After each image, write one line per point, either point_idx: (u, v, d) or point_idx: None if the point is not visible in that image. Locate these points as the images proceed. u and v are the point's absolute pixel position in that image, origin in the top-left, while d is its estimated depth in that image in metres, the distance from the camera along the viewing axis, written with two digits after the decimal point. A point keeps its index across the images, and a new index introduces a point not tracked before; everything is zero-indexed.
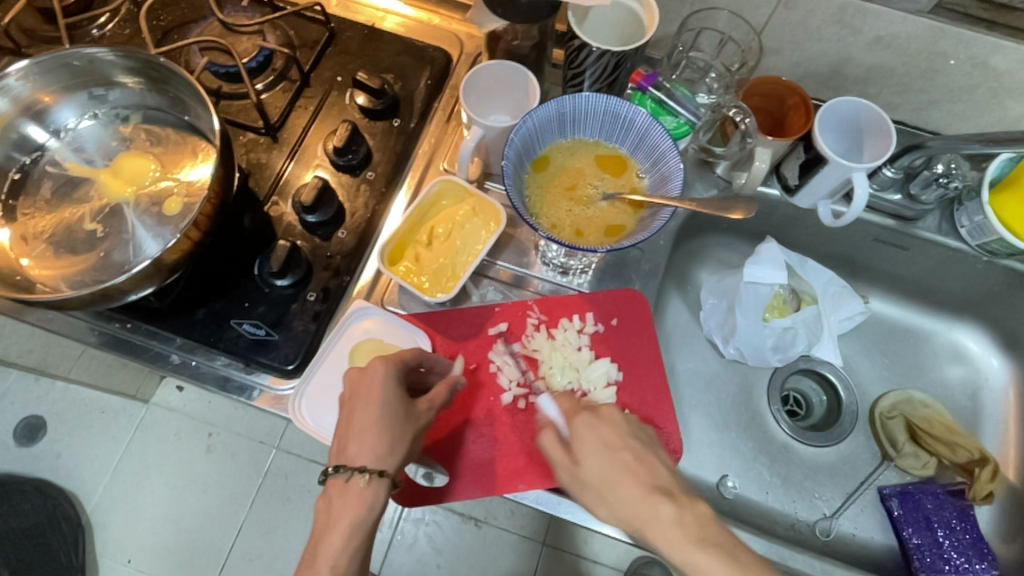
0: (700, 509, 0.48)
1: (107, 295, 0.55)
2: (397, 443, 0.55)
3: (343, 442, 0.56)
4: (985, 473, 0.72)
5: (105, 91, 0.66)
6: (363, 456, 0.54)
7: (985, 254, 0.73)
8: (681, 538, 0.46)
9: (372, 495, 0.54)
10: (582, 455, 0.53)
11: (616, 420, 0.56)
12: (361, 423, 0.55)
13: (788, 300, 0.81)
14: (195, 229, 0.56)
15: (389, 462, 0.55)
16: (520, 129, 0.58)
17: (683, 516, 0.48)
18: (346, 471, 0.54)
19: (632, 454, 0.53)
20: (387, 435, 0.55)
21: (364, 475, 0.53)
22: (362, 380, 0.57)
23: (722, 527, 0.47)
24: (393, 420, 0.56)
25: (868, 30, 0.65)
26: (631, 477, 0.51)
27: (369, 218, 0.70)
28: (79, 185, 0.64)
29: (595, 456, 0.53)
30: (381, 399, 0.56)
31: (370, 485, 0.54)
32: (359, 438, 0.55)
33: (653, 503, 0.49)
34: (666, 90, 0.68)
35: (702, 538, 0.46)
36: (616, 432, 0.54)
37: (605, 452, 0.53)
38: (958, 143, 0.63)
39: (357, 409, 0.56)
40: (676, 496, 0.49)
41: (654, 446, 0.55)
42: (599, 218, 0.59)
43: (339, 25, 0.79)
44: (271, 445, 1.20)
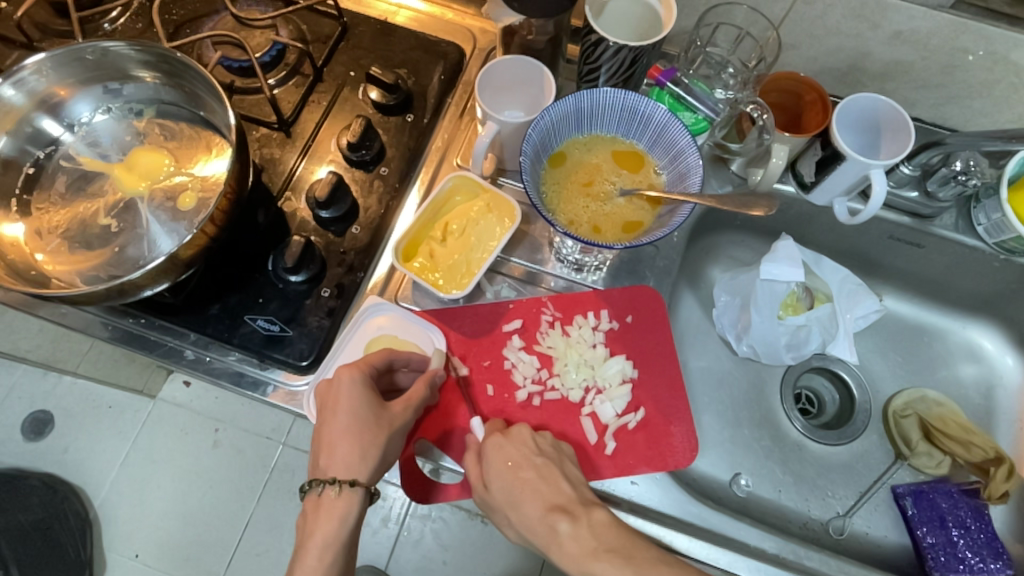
0: (598, 519, 0.53)
1: (124, 290, 0.54)
2: (367, 450, 0.56)
3: (316, 455, 0.57)
4: (999, 473, 0.71)
5: (119, 85, 0.66)
6: (332, 467, 0.56)
7: (1002, 252, 0.72)
8: (580, 552, 0.51)
9: (348, 506, 0.55)
10: (491, 478, 0.57)
11: (528, 440, 0.59)
12: (331, 433, 0.56)
13: (801, 297, 0.79)
14: (211, 224, 0.56)
15: (360, 471, 0.56)
16: (538, 124, 0.57)
17: (579, 531, 0.52)
18: (315, 484, 0.56)
19: (535, 471, 0.56)
20: (354, 445, 0.56)
21: (333, 487, 0.55)
22: (326, 391, 0.58)
23: (618, 533, 0.52)
24: (358, 428, 0.56)
25: (888, 25, 0.64)
26: (536, 491, 0.55)
27: (383, 213, 0.69)
28: (94, 180, 0.64)
29: (500, 480, 0.57)
30: (346, 409, 0.56)
31: (339, 497, 0.55)
32: (326, 451, 0.56)
33: (552, 520, 0.54)
34: (684, 86, 0.68)
35: (598, 549, 0.50)
36: (523, 452, 0.58)
37: (504, 471, 0.57)
38: (978, 140, 0.62)
39: (323, 420, 0.57)
40: (573, 511, 0.54)
41: (564, 462, 0.59)
42: (617, 214, 0.59)
43: (351, 19, 0.79)
44: (278, 440, 1.15)
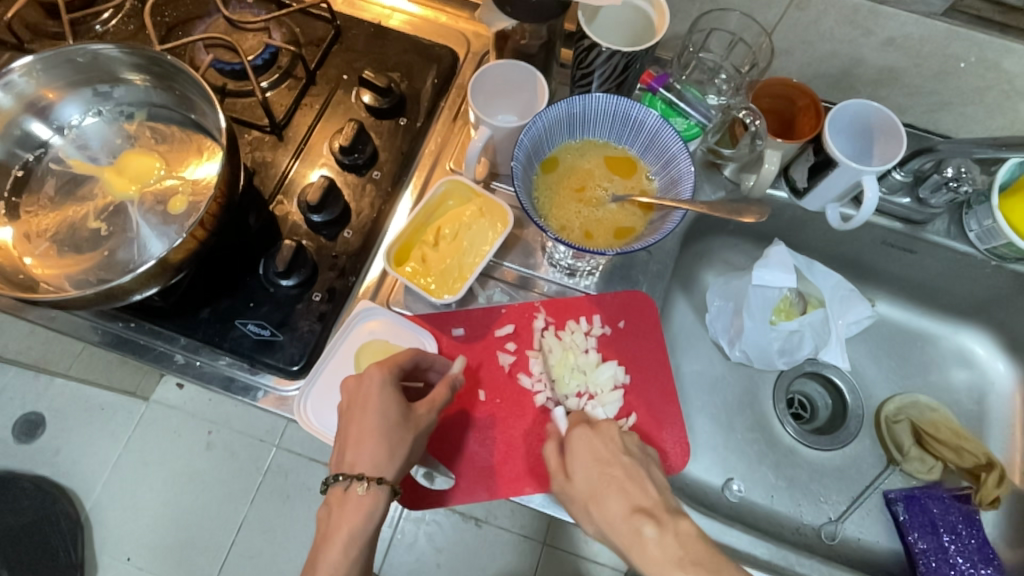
0: (685, 528, 0.53)
1: (113, 295, 0.54)
2: (394, 449, 0.56)
3: (343, 451, 0.57)
4: (992, 479, 0.72)
5: (109, 88, 0.65)
6: (361, 464, 0.56)
7: (994, 258, 0.72)
8: (665, 560, 0.51)
9: (372, 502, 0.56)
10: (574, 470, 0.57)
11: (613, 436, 0.59)
12: (359, 431, 0.56)
13: (794, 303, 0.80)
14: (200, 229, 0.56)
15: (387, 470, 0.56)
16: (530, 130, 0.57)
17: (665, 538, 0.52)
18: (345, 480, 0.56)
19: (621, 470, 0.56)
20: (384, 444, 0.56)
21: (361, 484, 0.55)
22: (358, 388, 0.58)
23: (705, 547, 0.51)
24: (388, 426, 0.56)
25: (880, 31, 0.64)
26: (620, 491, 0.56)
27: (375, 217, 0.69)
28: (84, 183, 0.63)
29: (584, 472, 0.56)
30: (376, 408, 0.56)
31: (370, 492, 0.56)
32: (356, 448, 0.56)
33: (638, 524, 0.54)
34: (677, 92, 0.68)
35: (684, 558, 0.51)
36: (609, 448, 0.58)
37: (593, 464, 0.57)
38: (970, 147, 0.62)
39: (352, 418, 0.57)
40: (658, 516, 0.54)
41: (648, 464, 0.59)
42: (609, 220, 0.59)
43: (344, 22, 0.79)
44: (273, 442, 1.21)
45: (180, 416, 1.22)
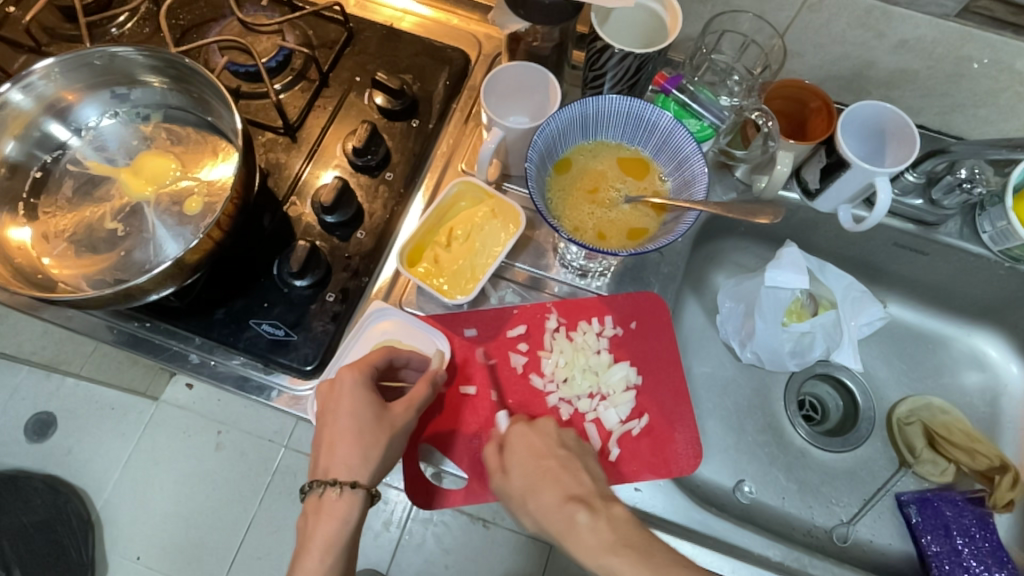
0: (617, 513, 0.53)
1: (130, 294, 0.55)
2: (370, 449, 0.56)
3: (318, 455, 0.58)
4: (1005, 481, 0.71)
5: (126, 90, 0.66)
6: (334, 467, 0.56)
7: (1007, 259, 0.72)
8: (596, 544, 0.50)
9: (348, 506, 0.56)
10: (511, 467, 0.57)
11: (551, 433, 0.60)
12: (334, 434, 0.57)
13: (806, 304, 0.80)
14: (217, 230, 0.56)
15: (360, 472, 0.56)
16: (543, 131, 0.57)
17: (598, 522, 0.52)
18: (317, 484, 0.56)
19: (557, 462, 0.57)
20: (358, 444, 0.56)
21: (335, 487, 0.56)
22: (328, 389, 0.58)
23: (635, 528, 0.51)
24: (362, 428, 0.57)
25: (893, 33, 0.64)
26: (557, 484, 0.55)
27: (388, 218, 0.70)
28: (100, 184, 0.64)
29: (519, 468, 0.57)
30: (348, 410, 0.57)
31: (342, 497, 0.56)
32: (329, 449, 0.57)
33: (571, 511, 0.53)
34: (690, 94, 0.68)
35: (616, 542, 0.50)
36: (546, 442, 0.58)
37: (531, 465, 0.57)
38: (982, 149, 0.62)
39: (328, 419, 0.58)
40: (593, 503, 0.53)
41: (585, 456, 0.59)
42: (622, 221, 0.59)
43: (357, 25, 0.79)
44: (281, 442, 1.14)
45: (190, 418, 1.17)
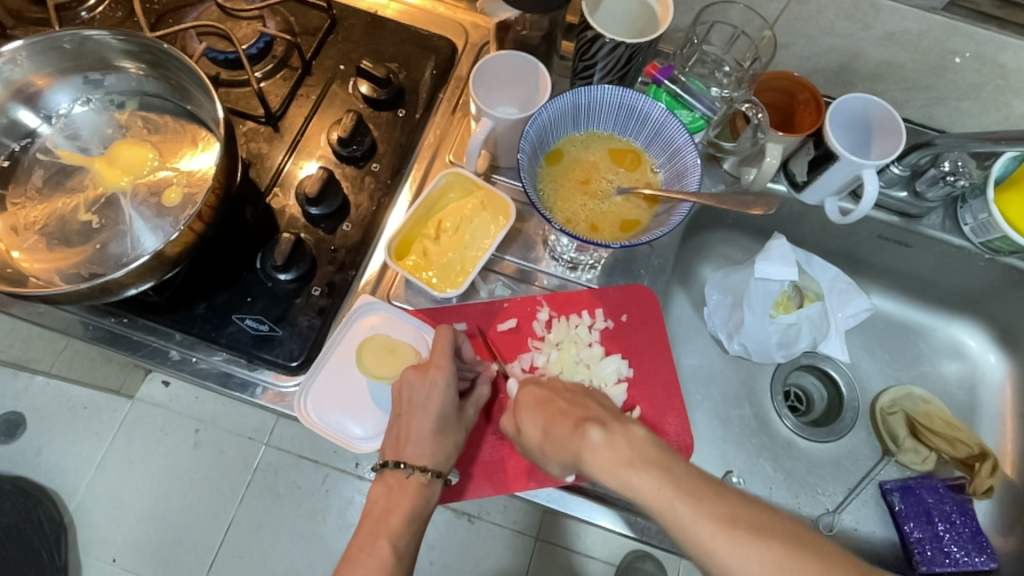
0: (635, 432, 0.51)
1: (107, 288, 0.53)
2: (453, 448, 0.60)
3: (399, 443, 0.59)
4: (985, 467, 0.74)
5: (100, 76, 0.63)
6: (425, 457, 0.58)
7: (987, 251, 0.73)
8: (614, 461, 0.49)
9: (426, 492, 0.60)
10: (522, 421, 0.57)
11: (557, 386, 0.61)
12: (419, 431, 0.58)
13: (792, 296, 0.80)
14: (199, 221, 0.54)
15: (445, 465, 0.60)
16: (535, 121, 0.56)
17: (613, 439, 0.51)
18: (408, 469, 0.59)
19: (565, 403, 0.58)
20: (443, 442, 0.59)
21: (424, 475, 0.59)
22: (421, 384, 0.59)
23: (654, 446, 0.50)
24: (446, 427, 0.59)
25: (880, 26, 0.64)
26: (568, 417, 0.55)
27: (374, 210, 0.68)
28: (73, 174, 0.61)
29: (529, 416, 0.57)
30: (442, 411, 0.58)
31: (426, 485, 0.59)
32: (416, 441, 0.58)
33: (584, 431, 0.52)
34: (681, 84, 0.69)
35: (631, 458, 0.49)
36: (552, 390, 0.59)
37: (540, 411, 0.57)
38: (966, 141, 0.63)
39: (413, 415, 0.58)
40: (607, 423, 0.53)
41: (593, 395, 0.60)
42: (615, 213, 0.58)
43: (341, 12, 0.77)
44: (261, 441, 1.20)
45: (168, 415, 1.21)
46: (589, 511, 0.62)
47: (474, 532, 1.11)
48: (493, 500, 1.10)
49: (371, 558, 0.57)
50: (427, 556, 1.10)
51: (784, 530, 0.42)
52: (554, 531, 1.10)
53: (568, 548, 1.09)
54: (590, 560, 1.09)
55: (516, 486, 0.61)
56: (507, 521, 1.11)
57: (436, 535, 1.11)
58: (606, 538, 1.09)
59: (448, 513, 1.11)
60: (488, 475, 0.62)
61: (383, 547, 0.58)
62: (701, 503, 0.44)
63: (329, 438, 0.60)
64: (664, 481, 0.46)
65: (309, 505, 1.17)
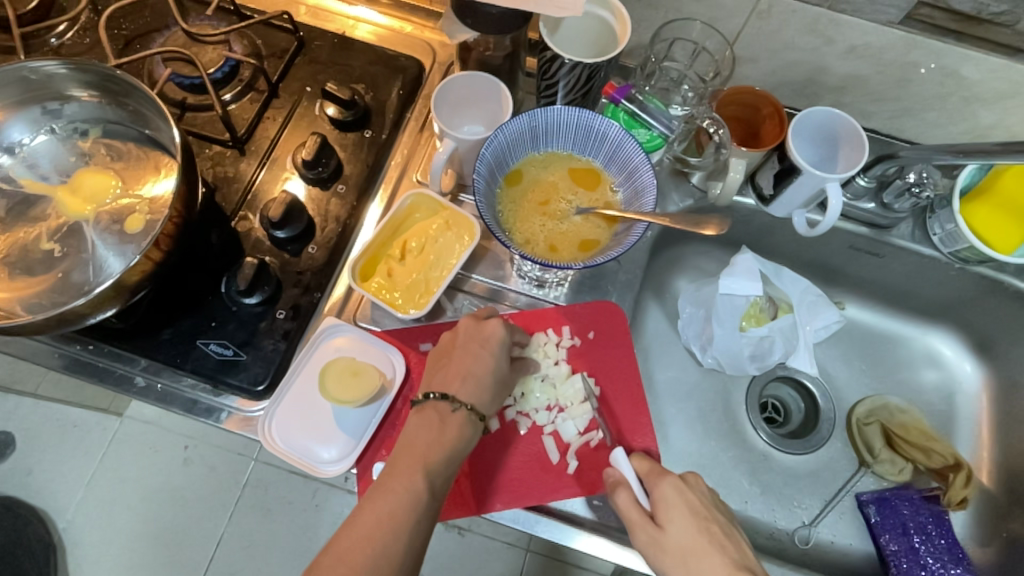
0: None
1: (64, 319, 0.53)
2: (496, 396, 0.61)
3: (448, 378, 0.59)
4: (959, 478, 0.74)
5: (59, 105, 0.63)
6: (472, 394, 0.59)
7: (957, 261, 0.73)
8: None
9: (467, 430, 0.58)
10: (670, 516, 0.56)
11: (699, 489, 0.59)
12: (470, 368, 0.59)
13: (765, 308, 0.80)
14: (156, 249, 0.55)
15: (488, 411, 0.60)
16: (491, 144, 0.57)
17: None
18: (454, 403, 0.58)
19: (718, 529, 0.56)
20: (493, 384, 0.60)
21: (470, 413, 0.58)
22: (481, 328, 0.61)
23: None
24: (497, 377, 0.61)
25: (842, 40, 0.64)
26: (715, 552, 0.55)
27: (341, 232, 0.68)
28: (36, 203, 0.62)
29: (682, 523, 0.55)
30: (496, 356, 0.60)
31: (469, 422, 0.58)
32: (466, 376, 0.59)
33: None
34: (639, 103, 0.67)
35: None
36: (704, 502, 0.58)
37: (694, 522, 0.55)
38: (930, 154, 0.63)
39: (467, 354, 0.60)
40: None
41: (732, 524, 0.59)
42: (573, 233, 0.59)
43: (308, 33, 0.77)
44: (250, 456, 1.21)
45: (157, 432, 1.23)
46: (556, 533, 0.62)
47: (465, 544, 1.15)
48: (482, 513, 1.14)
49: (405, 490, 0.53)
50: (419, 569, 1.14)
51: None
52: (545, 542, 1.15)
53: (559, 558, 1.14)
54: (581, 568, 1.14)
55: (482, 504, 0.61)
56: (498, 533, 1.15)
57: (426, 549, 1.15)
58: None
59: (439, 527, 1.15)
60: (457, 497, 0.62)
61: (420, 483, 0.53)
62: None
63: (293, 463, 0.60)
64: None
65: (301, 520, 1.19)
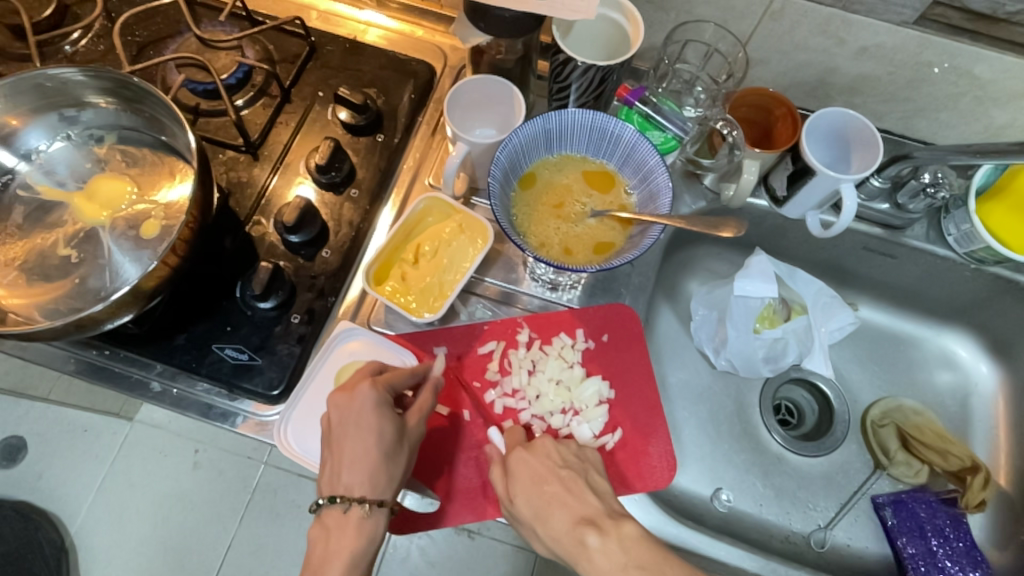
0: (629, 533, 0.53)
1: (82, 325, 0.53)
2: (391, 465, 0.57)
3: (335, 472, 0.57)
4: (976, 482, 0.73)
5: (76, 112, 0.64)
6: (361, 484, 0.56)
7: (972, 261, 0.73)
8: (611, 568, 0.51)
9: (369, 524, 0.57)
10: (516, 492, 0.57)
11: (551, 457, 0.59)
12: (353, 453, 0.56)
13: (778, 309, 0.79)
14: (173, 255, 0.55)
15: (387, 490, 0.57)
16: (505, 147, 0.57)
17: (609, 545, 0.52)
18: (345, 502, 0.56)
19: (560, 483, 0.56)
20: (381, 461, 0.57)
21: (363, 507, 0.56)
22: (349, 404, 0.57)
23: (650, 549, 0.52)
24: (383, 446, 0.57)
25: (854, 41, 0.64)
26: (564, 507, 0.56)
27: (354, 236, 0.68)
28: (52, 210, 0.62)
29: (524, 495, 0.56)
30: (372, 428, 0.56)
31: (367, 517, 0.56)
32: (352, 465, 0.56)
33: (583, 534, 0.54)
34: (653, 105, 0.66)
35: (628, 564, 0.51)
36: (548, 466, 0.58)
37: (532, 489, 0.56)
38: (945, 154, 0.63)
39: (345, 437, 0.57)
40: (602, 524, 0.54)
41: (587, 472, 0.59)
42: (589, 235, 0.58)
43: (319, 38, 0.78)
44: (260, 460, 1.21)
45: (167, 437, 1.21)
46: None
47: (473, 548, 1.14)
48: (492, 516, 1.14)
49: None
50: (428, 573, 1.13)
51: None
52: None
53: None
54: None
55: (493, 510, 0.62)
56: (507, 537, 1.15)
57: (435, 553, 1.15)
58: None
59: (448, 531, 1.15)
60: (468, 500, 0.62)
61: None
62: None
63: (309, 467, 0.61)
64: None
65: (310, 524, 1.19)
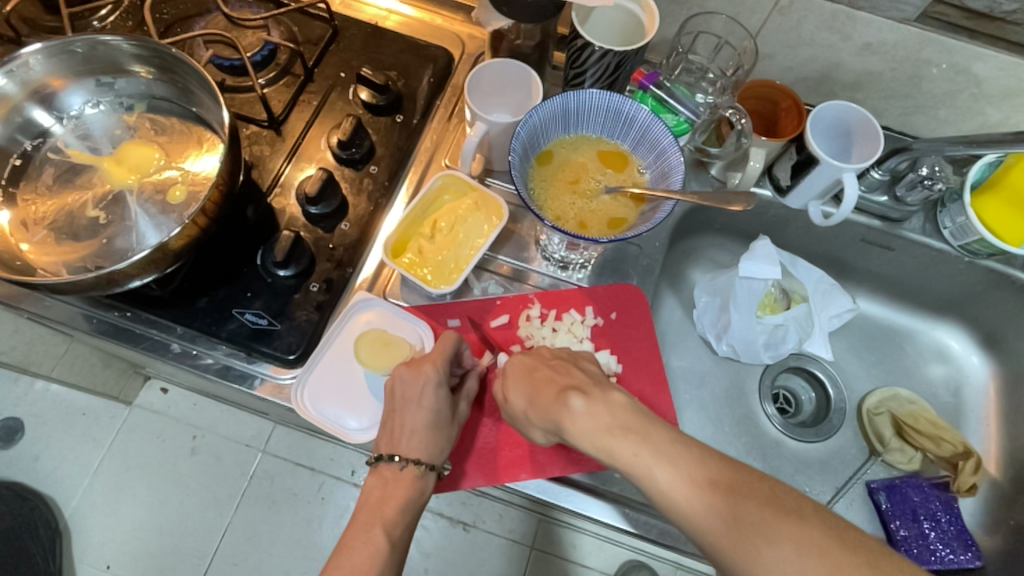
0: (615, 398, 0.54)
1: (112, 280, 0.55)
2: (445, 441, 0.61)
3: (393, 437, 0.60)
4: (968, 465, 0.76)
5: (111, 79, 0.66)
6: (418, 450, 0.59)
7: (966, 254, 0.76)
8: (596, 427, 0.52)
9: (420, 484, 0.60)
10: (509, 389, 0.59)
11: (545, 354, 0.62)
12: (413, 425, 0.59)
13: (778, 298, 0.83)
14: (202, 216, 0.57)
15: (439, 458, 0.60)
16: (526, 122, 0.59)
17: (594, 407, 0.54)
18: (403, 461, 0.60)
19: (550, 369, 0.59)
20: (438, 436, 0.60)
21: (418, 468, 0.60)
22: (414, 380, 0.60)
23: (633, 412, 0.53)
24: (440, 423, 0.60)
25: (858, 37, 0.67)
26: (552, 383, 0.57)
27: (372, 211, 0.70)
28: (82, 172, 0.64)
29: (516, 389, 0.58)
30: (433, 407, 0.59)
31: (420, 477, 0.60)
32: (413, 435, 0.59)
33: (567, 398, 0.55)
34: (667, 90, 0.70)
35: (614, 426, 0.52)
36: (538, 357, 0.61)
37: (527, 381, 0.59)
38: (943, 145, 0.66)
39: (407, 410, 0.59)
40: (587, 390, 0.55)
41: (578, 362, 0.62)
42: (602, 211, 0.61)
43: (342, 22, 0.80)
44: (258, 448, 1.16)
45: (166, 421, 1.17)
46: (578, 503, 0.64)
47: (469, 541, 1.05)
48: (488, 506, 1.05)
49: (367, 545, 0.57)
50: (422, 565, 1.03)
51: (799, 506, 0.43)
52: (549, 539, 1.05)
53: (563, 557, 1.04)
54: (584, 567, 1.04)
55: (505, 476, 0.63)
56: (502, 529, 1.05)
57: (430, 544, 1.05)
58: (602, 547, 1.04)
59: (443, 521, 1.05)
60: (478, 463, 0.64)
61: (379, 535, 0.57)
62: (677, 466, 0.47)
63: (325, 429, 0.61)
64: (642, 445, 0.49)
65: (305, 512, 1.14)
